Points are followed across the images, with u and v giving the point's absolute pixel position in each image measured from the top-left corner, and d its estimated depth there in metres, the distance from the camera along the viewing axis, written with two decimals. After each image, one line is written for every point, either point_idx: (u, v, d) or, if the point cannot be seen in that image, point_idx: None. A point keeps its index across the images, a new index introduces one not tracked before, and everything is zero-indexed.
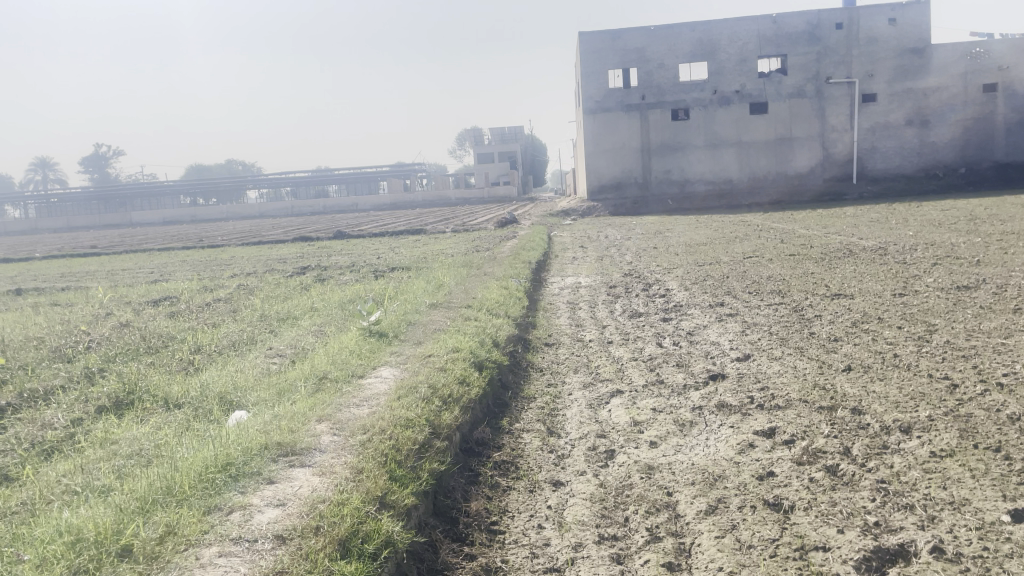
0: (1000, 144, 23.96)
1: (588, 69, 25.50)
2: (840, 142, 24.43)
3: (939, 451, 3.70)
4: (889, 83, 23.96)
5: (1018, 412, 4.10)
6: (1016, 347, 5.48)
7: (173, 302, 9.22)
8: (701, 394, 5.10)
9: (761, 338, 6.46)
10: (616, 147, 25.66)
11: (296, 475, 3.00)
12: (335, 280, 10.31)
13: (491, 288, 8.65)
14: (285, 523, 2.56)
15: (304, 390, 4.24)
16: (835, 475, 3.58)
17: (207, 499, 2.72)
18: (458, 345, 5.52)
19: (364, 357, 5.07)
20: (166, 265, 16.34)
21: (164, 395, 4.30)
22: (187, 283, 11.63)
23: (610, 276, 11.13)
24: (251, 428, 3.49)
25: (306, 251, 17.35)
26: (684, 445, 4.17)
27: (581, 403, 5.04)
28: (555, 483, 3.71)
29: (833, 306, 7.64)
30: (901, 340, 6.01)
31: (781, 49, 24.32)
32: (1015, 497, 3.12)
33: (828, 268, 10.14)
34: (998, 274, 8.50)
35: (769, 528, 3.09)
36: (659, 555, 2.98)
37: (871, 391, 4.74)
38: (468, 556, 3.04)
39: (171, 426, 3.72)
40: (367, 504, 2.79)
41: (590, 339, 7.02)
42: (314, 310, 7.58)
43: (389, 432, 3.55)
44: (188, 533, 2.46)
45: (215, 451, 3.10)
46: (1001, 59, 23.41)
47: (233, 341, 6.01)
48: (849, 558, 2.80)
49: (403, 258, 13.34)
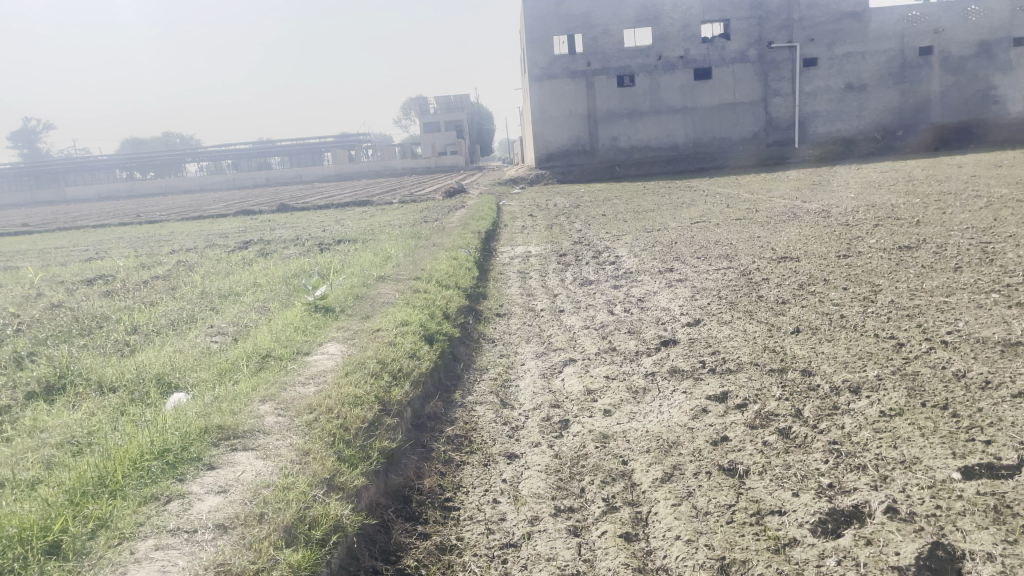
0: (936, 107, 24.43)
1: (532, 34, 25.23)
2: (782, 107, 24.69)
3: (889, 410, 3.73)
4: (829, 48, 24.25)
5: (962, 369, 4.17)
6: (958, 305, 5.59)
7: (108, 280, 8.85)
8: (653, 360, 5.10)
9: (710, 303, 6.48)
10: (562, 115, 25.48)
11: (240, 460, 2.87)
12: (279, 254, 10.03)
13: (441, 259, 8.50)
14: (227, 511, 2.44)
15: (247, 369, 4.09)
16: (788, 438, 3.58)
17: (143, 489, 2.57)
18: (407, 318, 5.38)
19: (309, 334, 4.91)
20: (102, 242, 15.75)
21: (98, 378, 4.09)
22: (123, 260, 11.18)
23: (559, 245, 11.06)
24: (189, 411, 3.33)
25: (250, 225, 16.91)
26: (637, 413, 4.13)
27: (534, 373, 4.98)
28: (509, 456, 3.64)
29: (780, 269, 7.69)
30: (847, 300, 6.08)
31: (724, 14, 24.39)
32: (964, 454, 3.16)
33: (774, 231, 10.23)
34: (938, 233, 8.66)
35: (724, 494, 3.07)
36: (616, 526, 2.94)
37: (820, 352, 4.78)
38: (422, 535, 2.95)
39: (105, 412, 3.53)
40: (314, 488, 2.68)
41: (542, 308, 6.95)
42: (258, 285, 7.34)
43: (337, 411, 3.43)
44: (122, 527, 2.32)
45: (151, 437, 2.94)
46: (936, 22, 23.88)
47: (172, 320, 5.78)
48: (805, 521, 2.79)
49: (349, 230, 13.06)
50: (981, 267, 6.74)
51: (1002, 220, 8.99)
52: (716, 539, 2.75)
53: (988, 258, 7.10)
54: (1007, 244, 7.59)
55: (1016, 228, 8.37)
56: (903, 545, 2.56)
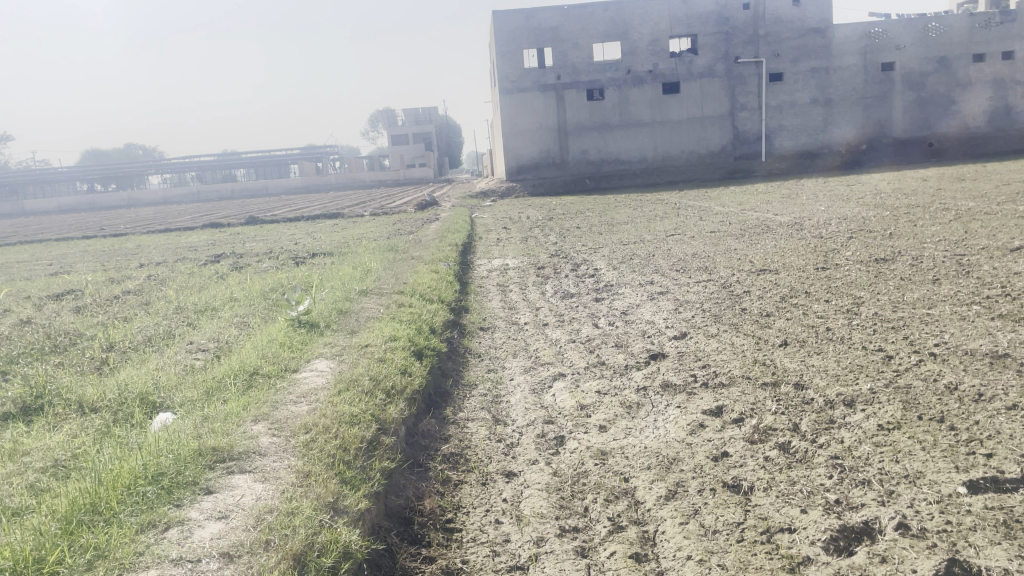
0: (899, 121, 24.89)
1: (502, 47, 25.26)
2: (749, 121, 25.00)
3: (886, 424, 3.72)
4: (795, 63, 24.66)
5: (954, 381, 4.19)
6: (941, 317, 5.64)
7: (77, 295, 8.63)
8: (643, 374, 5.05)
9: (694, 316, 6.46)
10: (533, 128, 25.51)
11: (238, 483, 2.77)
12: (254, 268, 9.86)
13: (421, 271, 8.42)
14: (230, 538, 2.34)
15: (235, 387, 3.96)
16: (788, 452, 3.56)
17: (140, 516, 2.46)
18: (395, 333, 5.28)
19: (295, 350, 4.79)
20: (67, 255, 15.44)
21: (77, 398, 3.93)
22: (91, 274, 10.90)
23: (536, 257, 11.00)
24: (180, 432, 3.20)
25: (218, 238, 16.67)
26: (633, 429, 4.08)
27: (525, 388, 4.91)
28: (507, 474, 3.57)
29: (761, 281, 7.73)
30: (831, 313, 6.11)
31: (691, 29, 24.70)
32: (967, 468, 3.15)
33: (751, 244, 10.30)
34: (911, 246, 8.77)
35: (731, 511, 3.03)
36: (625, 546, 2.88)
37: (810, 365, 4.78)
38: (428, 558, 2.87)
39: (89, 434, 3.38)
40: (320, 511, 2.58)
41: (525, 321, 6.90)
42: (236, 300, 7.18)
43: (335, 431, 3.33)
44: (121, 556, 2.20)
45: (144, 461, 2.81)
46: (898, 39, 24.34)
47: (148, 337, 5.61)
48: (816, 539, 2.76)
49: (323, 243, 12.93)
50: (959, 279, 6.82)
51: (973, 233, 9.14)
52: (729, 559, 2.70)
53: (964, 270, 7.20)
54: (981, 256, 7.71)
55: (987, 240, 8.50)
56: (919, 563, 2.54)
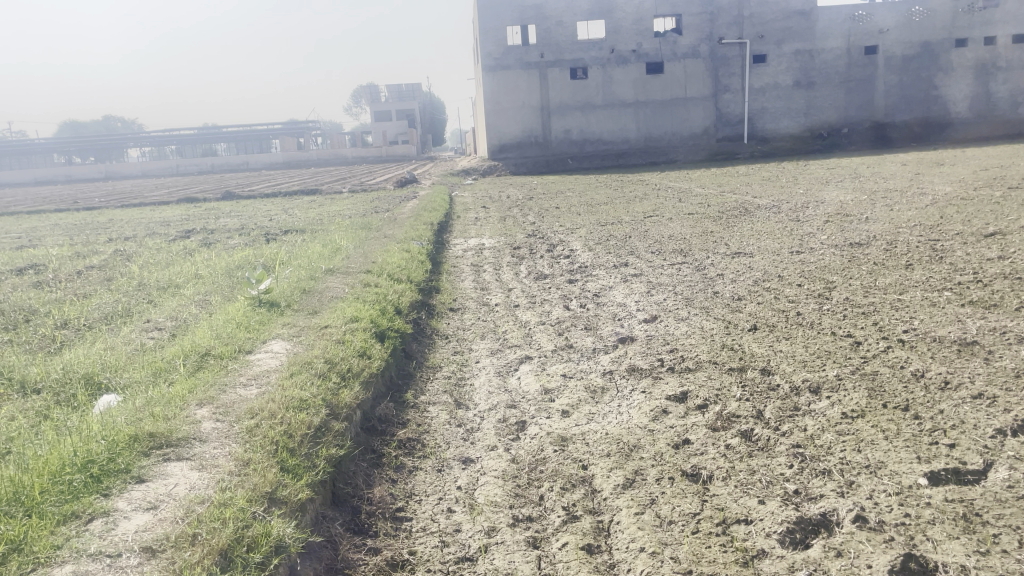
0: (881, 105, 24.89)
1: (486, 23, 24.93)
2: (732, 102, 24.92)
3: (850, 411, 3.66)
4: (779, 45, 24.58)
5: (921, 368, 4.14)
6: (912, 302, 5.59)
7: (40, 270, 8.43)
8: (611, 358, 4.97)
9: (666, 299, 6.39)
10: (516, 106, 25.26)
11: (173, 472, 2.66)
12: (223, 245, 9.65)
13: (392, 251, 8.27)
14: (155, 532, 2.25)
15: (184, 369, 3.83)
16: (751, 440, 3.49)
17: (65, 506, 2.35)
18: (357, 314, 5.17)
19: (252, 331, 4.65)
20: (36, 229, 15.08)
21: (21, 377, 3.79)
22: (57, 249, 10.64)
23: (513, 237, 10.87)
24: (119, 417, 3.07)
25: (193, 213, 16.39)
26: (596, 414, 4.00)
27: (490, 371, 4.82)
28: (464, 461, 3.48)
29: (734, 264, 7.65)
30: (802, 297, 6.05)
31: (676, 8, 24.50)
32: (929, 458, 3.09)
33: (728, 226, 10.24)
34: (887, 230, 8.72)
35: (688, 502, 2.95)
36: (577, 537, 2.81)
37: (778, 351, 4.71)
38: (372, 550, 2.77)
39: (27, 417, 3.26)
40: (254, 504, 2.49)
41: (497, 303, 6.79)
42: (199, 278, 7.02)
43: (280, 417, 3.23)
44: (37, 550, 2.11)
45: (76, 447, 2.70)
46: (881, 22, 24.30)
47: (105, 314, 5.46)
48: (772, 531, 2.70)
49: (297, 219, 12.73)
50: (932, 265, 6.77)
51: (948, 218, 9.11)
52: (682, 551, 2.63)
53: (937, 255, 7.17)
54: (955, 242, 7.68)
55: (962, 226, 8.46)
56: (875, 558, 2.48)
